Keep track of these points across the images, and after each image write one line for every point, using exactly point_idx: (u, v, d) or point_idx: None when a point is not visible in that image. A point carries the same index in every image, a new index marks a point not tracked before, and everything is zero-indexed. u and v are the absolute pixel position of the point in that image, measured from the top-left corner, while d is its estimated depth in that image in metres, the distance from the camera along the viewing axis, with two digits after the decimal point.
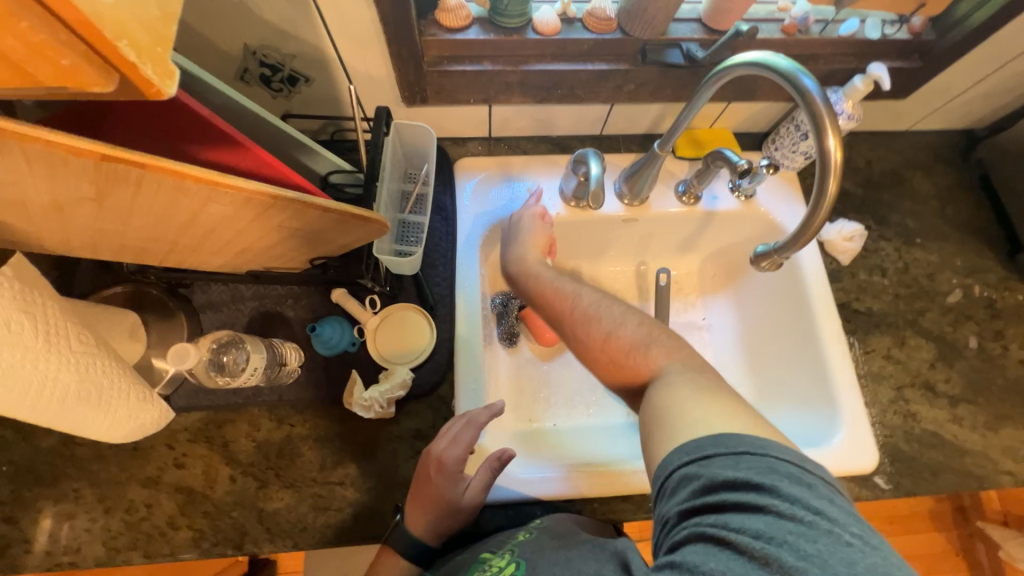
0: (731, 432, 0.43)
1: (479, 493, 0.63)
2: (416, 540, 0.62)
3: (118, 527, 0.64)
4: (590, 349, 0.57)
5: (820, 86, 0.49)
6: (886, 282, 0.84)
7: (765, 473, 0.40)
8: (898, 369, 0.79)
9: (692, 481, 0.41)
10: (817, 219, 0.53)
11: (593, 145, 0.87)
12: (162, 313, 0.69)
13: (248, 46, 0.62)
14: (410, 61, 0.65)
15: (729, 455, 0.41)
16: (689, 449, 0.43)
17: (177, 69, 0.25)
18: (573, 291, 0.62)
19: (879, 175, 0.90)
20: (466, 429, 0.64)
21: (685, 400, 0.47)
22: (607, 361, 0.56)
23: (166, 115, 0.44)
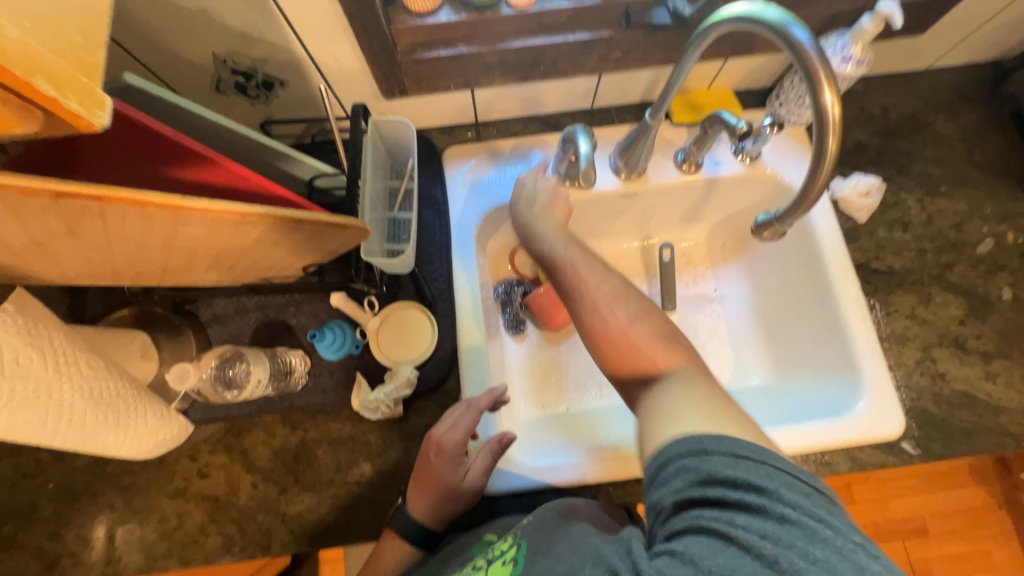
0: (730, 438, 0.42)
1: (479, 476, 0.65)
2: (417, 523, 0.63)
3: (153, 537, 0.67)
4: (611, 333, 0.55)
5: (812, 38, 0.45)
6: (910, 237, 0.78)
7: (768, 477, 0.40)
8: (924, 329, 0.74)
9: (691, 475, 0.41)
10: (816, 184, 0.50)
11: (584, 120, 0.83)
12: (171, 329, 0.71)
13: (217, 55, 0.61)
14: (382, 53, 0.63)
15: (729, 454, 0.41)
16: (688, 443, 0.43)
17: (105, 98, 0.25)
18: (592, 279, 0.58)
19: (897, 122, 0.84)
20: (466, 413, 0.64)
21: (691, 397, 0.47)
22: (623, 347, 0.54)
23: (133, 138, 0.43)
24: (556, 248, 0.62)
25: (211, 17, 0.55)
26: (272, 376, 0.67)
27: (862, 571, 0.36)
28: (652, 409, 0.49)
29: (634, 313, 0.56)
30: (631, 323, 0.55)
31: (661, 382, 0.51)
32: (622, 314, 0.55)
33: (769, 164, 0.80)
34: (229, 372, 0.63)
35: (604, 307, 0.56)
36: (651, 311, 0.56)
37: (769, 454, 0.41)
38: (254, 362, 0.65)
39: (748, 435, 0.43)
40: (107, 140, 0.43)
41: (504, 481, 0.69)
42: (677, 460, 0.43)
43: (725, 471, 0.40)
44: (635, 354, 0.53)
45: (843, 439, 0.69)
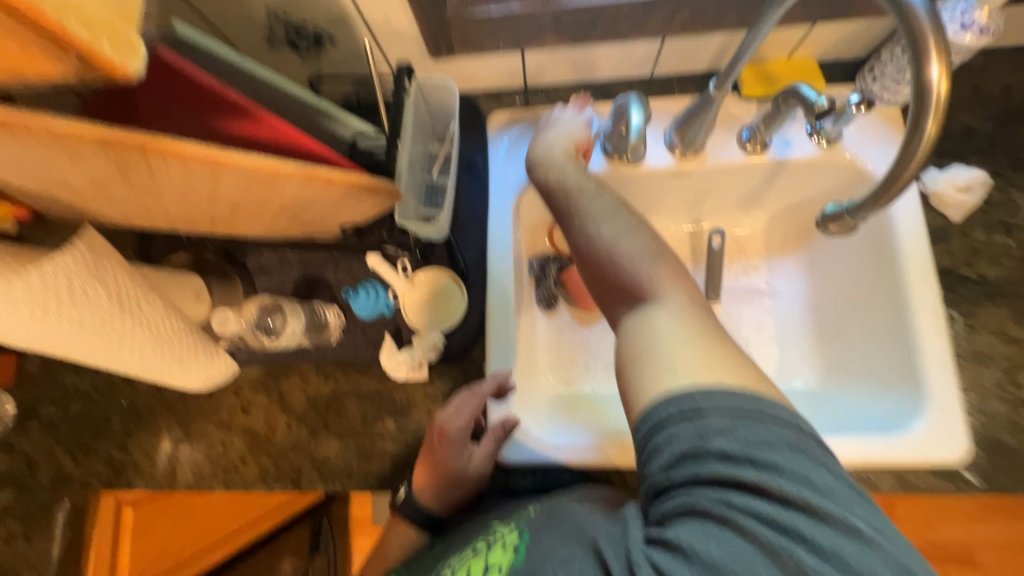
0: (725, 391, 0.40)
1: (485, 461, 0.67)
2: (425, 508, 0.66)
3: (202, 460, 0.74)
4: (591, 256, 0.51)
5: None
6: (1012, 243, 0.67)
7: (764, 447, 0.38)
8: (1013, 350, 0.65)
9: (682, 449, 0.39)
10: (903, 173, 0.45)
11: (641, 89, 0.77)
12: (221, 276, 0.75)
13: (269, 8, 0.61)
14: (430, 7, 0.60)
15: (723, 420, 0.39)
16: (677, 401, 0.41)
17: (138, 46, 0.31)
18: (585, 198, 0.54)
19: (1020, 106, 0.71)
20: (469, 400, 0.67)
21: (679, 346, 0.43)
22: (605, 269, 0.50)
23: (183, 88, 0.45)
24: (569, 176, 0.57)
25: None
26: (311, 330, 0.73)
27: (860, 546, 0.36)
28: (633, 335, 0.45)
29: (630, 229, 0.51)
30: (619, 241, 0.50)
31: (644, 303, 0.47)
32: (611, 228, 0.51)
33: (849, 149, 0.72)
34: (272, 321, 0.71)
35: (599, 223, 0.51)
36: (644, 227, 0.51)
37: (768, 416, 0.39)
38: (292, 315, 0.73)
39: (746, 386, 0.41)
40: (162, 90, 0.45)
41: (522, 453, 0.69)
42: (667, 430, 0.40)
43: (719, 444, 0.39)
44: (620, 273, 0.49)
45: (895, 457, 0.62)
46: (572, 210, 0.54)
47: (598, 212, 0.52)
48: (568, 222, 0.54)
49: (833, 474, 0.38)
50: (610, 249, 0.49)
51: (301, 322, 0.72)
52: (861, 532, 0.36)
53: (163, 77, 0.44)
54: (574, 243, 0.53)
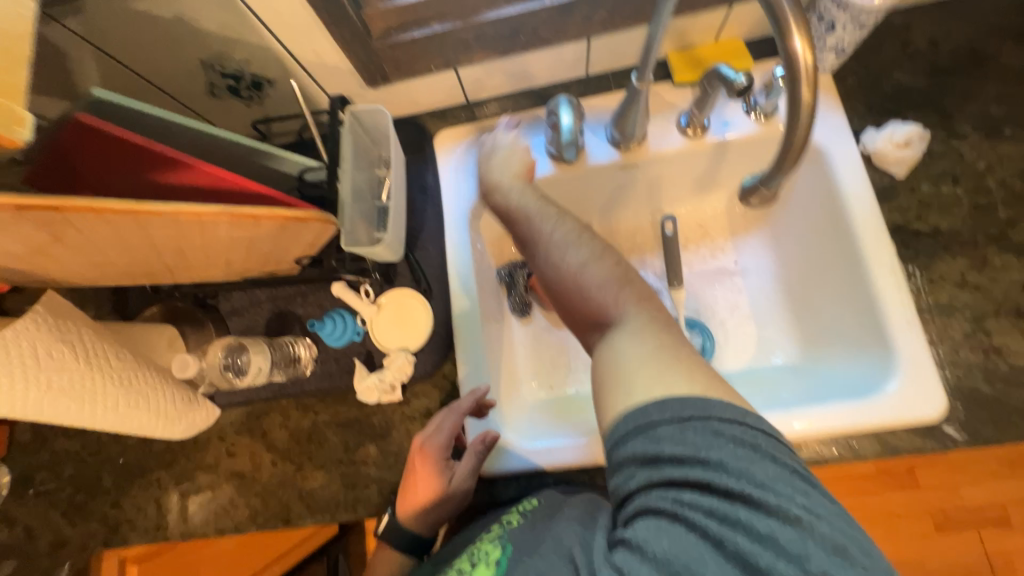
0: (678, 398, 0.41)
1: (467, 478, 0.66)
2: (409, 533, 0.66)
3: (193, 507, 0.75)
4: (559, 281, 0.52)
5: None
6: (961, 192, 0.67)
7: (710, 446, 0.39)
8: (977, 297, 0.64)
9: (639, 457, 0.41)
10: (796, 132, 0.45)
11: (579, 90, 0.79)
12: (195, 323, 0.77)
13: (204, 61, 0.64)
14: (356, 41, 0.63)
15: (675, 424, 0.40)
16: (633, 417, 0.42)
17: (25, 117, 0.32)
18: (547, 224, 0.55)
19: (950, 57, 0.72)
20: (449, 416, 0.67)
21: (648, 359, 0.44)
22: (573, 293, 0.51)
23: (114, 149, 0.46)
24: (522, 200, 0.59)
25: (188, 23, 0.57)
26: (279, 363, 0.73)
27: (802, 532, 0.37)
28: (603, 360, 0.47)
29: (593, 255, 0.52)
30: (584, 266, 0.51)
31: (609, 327, 0.48)
32: (572, 255, 0.52)
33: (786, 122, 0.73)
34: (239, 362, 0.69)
35: (563, 253, 0.52)
36: (607, 250, 0.53)
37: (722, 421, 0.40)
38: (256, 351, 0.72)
39: (695, 389, 0.42)
40: (94, 154, 0.47)
41: (503, 462, 0.69)
42: (625, 444, 0.42)
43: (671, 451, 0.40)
44: (585, 298, 0.50)
45: (873, 423, 0.62)
46: (530, 233, 0.55)
47: (561, 240, 0.53)
48: (529, 244, 0.56)
49: (779, 467, 0.39)
50: (573, 275, 0.51)
51: (268, 359, 0.71)
52: (803, 520, 0.37)
53: (92, 142, 0.45)
54: (539, 272, 0.54)
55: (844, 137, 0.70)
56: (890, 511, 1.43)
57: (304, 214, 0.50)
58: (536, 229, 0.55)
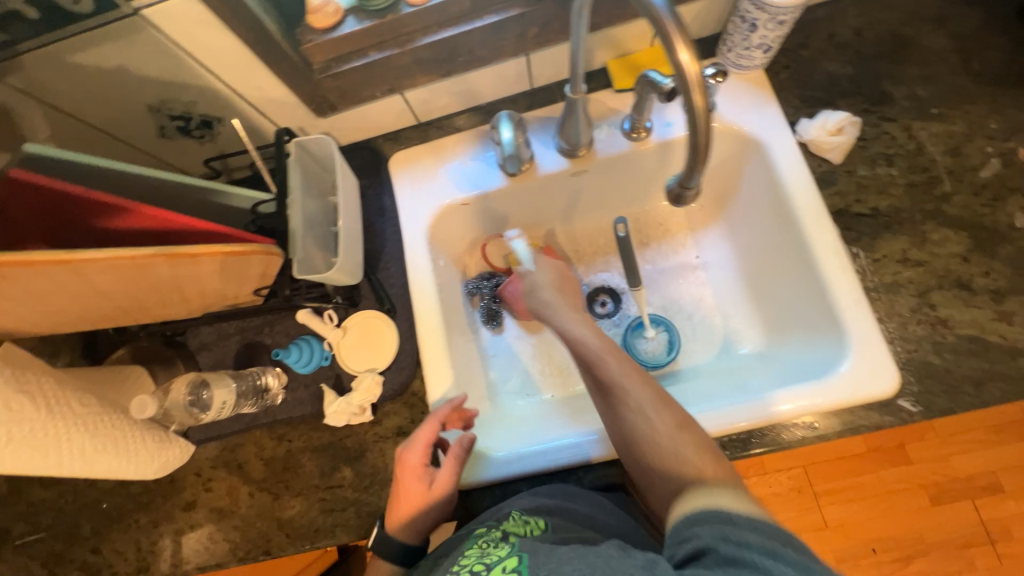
0: (765, 521, 0.42)
1: (449, 482, 0.64)
2: (400, 546, 0.64)
3: (173, 547, 0.75)
4: (645, 454, 0.55)
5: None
6: (895, 171, 0.70)
7: (792, 559, 0.40)
8: (921, 272, 0.66)
9: (718, 532, 0.42)
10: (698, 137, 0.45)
11: (526, 103, 0.81)
12: (164, 362, 0.78)
13: (151, 106, 0.65)
14: (297, 75, 0.64)
15: (759, 529, 0.42)
16: (719, 510, 0.44)
17: None
18: (622, 368, 0.59)
19: (875, 44, 0.75)
20: (426, 422, 0.66)
21: (714, 496, 0.46)
22: (658, 462, 0.54)
23: (54, 201, 0.47)
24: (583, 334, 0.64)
25: (130, 72, 0.59)
26: (246, 395, 0.72)
27: None
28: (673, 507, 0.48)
29: (681, 419, 0.55)
30: (678, 427, 0.55)
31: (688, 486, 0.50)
32: (655, 412, 0.56)
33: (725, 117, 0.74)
34: (201, 397, 0.69)
35: (647, 407, 0.56)
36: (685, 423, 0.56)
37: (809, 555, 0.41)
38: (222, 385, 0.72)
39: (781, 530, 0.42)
40: (34, 208, 0.48)
41: (478, 474, 0.70)
42: (698, 524, 0.43)
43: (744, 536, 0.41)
44: (675, 462, 0.53)
45: (830, 404, 0.63)
46: (598, 379, 0.60)
47: (640, 380, 0.58)
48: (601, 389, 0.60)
49: None
50: (660, 444, 0.54)
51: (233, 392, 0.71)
52: None
53: (32, 196, 0.46)
54: (620, 428, 0.58)
55: (778, 128, 0.73)
56: (886, 490, 1.41)
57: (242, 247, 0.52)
58: (611, 367, 0.59)
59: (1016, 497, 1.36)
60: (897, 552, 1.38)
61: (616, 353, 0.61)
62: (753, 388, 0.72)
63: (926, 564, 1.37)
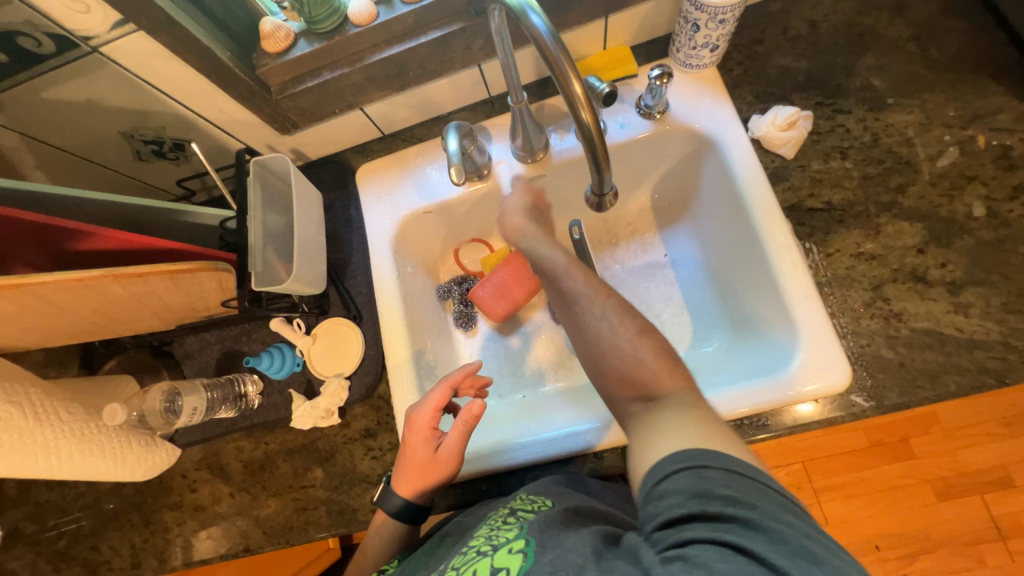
0: (727, 454, 0.44)
1: (454, 447, 0.67)
2: (404, 504, 0.68)
3: (164, 544, 0.80)
4: (610, 361, 0.57)
5: (549, 23, 0.40)
6: (849, 165, 0.69)
7: (758, 495, 0.41)
8: (874, 266, 0.66)
9: (688, 489, 0.42)
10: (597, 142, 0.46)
11: (485, 111, 0.83)
12: (152, 371, 0.83)
13: (124, 133, 0.70)
14: (255, 97, 0.68)
15: (723, 470, 0.42)
16: (681, 457, 0.44)
17: None
18: (592, 288, 0.63)
19: (830, 36, 0.74)
20: (438, 387, 0.69)
21: (677, 425, 0.48)
22: (621, 368, 0.56)
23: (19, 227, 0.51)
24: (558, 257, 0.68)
25: (99, 103, 0.63)
26: (224, 399, 0.77)
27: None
28: (641, 428, 0.50)
29: (642, 330, 0.58)
30: (638, 338, 0.57)
31: (651, 398, 0.53)
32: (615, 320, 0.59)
33: (680, 116, 0.75)
34: (175, 404, 0.73)
35: (609, 318, 0.59)
36: (653, 335, 0.58)
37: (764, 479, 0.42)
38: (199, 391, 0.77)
39: (741, 455, 0.44)
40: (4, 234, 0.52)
41: None
42: (673, 478, 0.43)
43: (711, 488, 0.41)
44: (636, 366, 0.56)
45: (782, 399, 0.63)
46: (575, 293, 0.64)
47: (602, 297, 0.62)
48: (574, 305, 0.63)
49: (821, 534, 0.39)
50: (620, 347, 0.57)
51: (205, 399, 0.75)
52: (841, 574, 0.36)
53: None
54: (585, 334, 0.61)
55: (732, 124, 0.72)
56: (889, 486, 1.37)
57: (186, 267, 0.57)
58: (576, 285, 0.64)
59: None
60: (902, 549, 1.34)
61: (578, 274, 0.65)
62: (714, 380, 0.72)
63: (933, 561, 1.32)
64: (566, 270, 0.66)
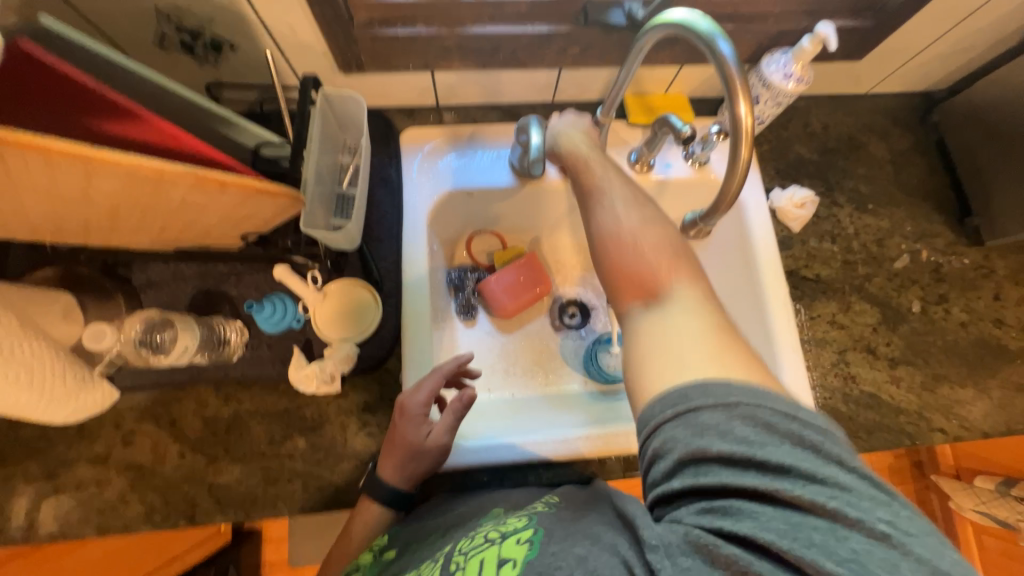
0: (718, 383, 0.42)
1: (443, 435, 0.65)
2: (388, 486, 0.64)
3: (70, 505, 0.65)
4: (607, 248, 0.55)
5: (735, 53, 0.45)
6: (835, 249, 0.84)
7: (755, 441, 0.39)
8: (841, 334, 0.80)
9: (682, 452, 0.40)
10: (731, 183, 0.51)
11: (544, 113, 0.85)
12: (100, 293, 0.68)
13: (159, 10, 0.58)
14: (337, 25, 0.62)
15: (718, 409, 0.41)
16: (672, 401, 0.43)
17: None
18: (612, 182, 0.61)
19: (835, 141, 0.90)
20: (432, 376, 0.66)
21: (677, 342, 0.46)
22: (630, 259, 0.54)
23: (44, 84, 0.40)
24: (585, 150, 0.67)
25: None
26: (207, 343, 0.67)
27: (867, 527, 0.36)
28: (639, 333, 0.49)
29: (661, 237, 0.54)
30: (658, 244, 0.54)
31: (655, 303, 0.50)
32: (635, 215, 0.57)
33: (716, 172, 0.84)
34: (159, 336, 0.63)
35: (618, 207, 0.58)
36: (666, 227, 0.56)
37: (759, 407, 0.40)
38: (184, 328, 0.65)
39: (739, 376, 0.43)
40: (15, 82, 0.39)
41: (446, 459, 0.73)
42: (668, 429, 0.42)
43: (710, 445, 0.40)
44: (634, 255, 0.54)
45: None
46: (587, 187, 0.63)
47: (617, 191, 0.59)
48: (585, 199, 0.62)
49: (845, 473, 0.38)
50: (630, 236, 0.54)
51: (197, 337, 0.65)
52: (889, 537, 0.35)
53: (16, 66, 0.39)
54: (593, 223, 0.58)
55: (758, 192, 0.83)
56: None
57: (262, 187, 0.50)
58: (602, 180, 0.62)
59: None
60: None
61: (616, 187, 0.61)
62: None
63: None
64: (588, 164, 0.65)
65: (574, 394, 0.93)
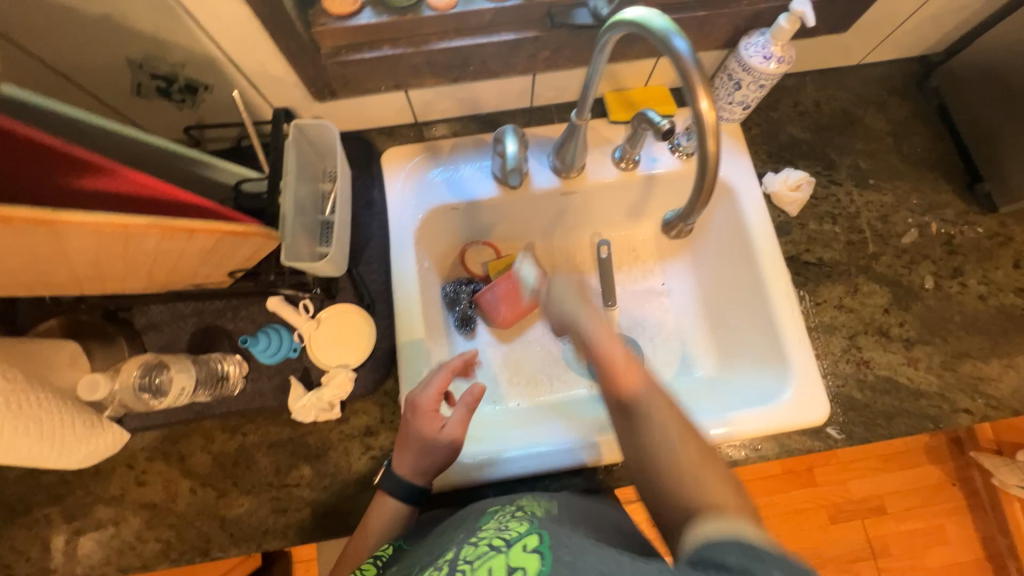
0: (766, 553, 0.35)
1: (457, 430, 0.62)
2: (403, 483, 0.64)
3: (91, 546, 0.67)
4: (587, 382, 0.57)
5: (690, 48, 0.42)
6: (838, 230, 0.80)
7: None
8: (850, 318, 0.77)
9: None
10: (706, 181, 0.48)
11: (524, 120, 0.84)
12: (105, 338, 0.70)
13: (132, 61, 0.60)
14: (304, 56, 0.62)
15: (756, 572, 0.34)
16: (708, 551, 0.37)
17: None
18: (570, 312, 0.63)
19: (829, 117, 0.86)
20: (440, 372, 0.65)
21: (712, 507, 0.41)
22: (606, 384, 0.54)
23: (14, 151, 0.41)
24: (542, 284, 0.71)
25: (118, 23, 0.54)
26: (205, 381, 0.68)
27: None
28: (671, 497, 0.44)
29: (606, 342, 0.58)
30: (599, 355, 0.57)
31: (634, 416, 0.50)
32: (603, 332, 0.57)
33: None
34: (156, 379, 0.64)
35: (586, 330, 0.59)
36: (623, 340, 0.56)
37: None
38: (178, 367, 0.65)
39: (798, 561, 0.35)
40: None
41: (449, 476, 0.73)
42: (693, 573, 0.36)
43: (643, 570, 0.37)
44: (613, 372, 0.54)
45: (779, 424, 0.71)
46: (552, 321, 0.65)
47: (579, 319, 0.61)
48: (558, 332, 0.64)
49: None
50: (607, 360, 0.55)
51: (193, 376, 0.66)
52: None
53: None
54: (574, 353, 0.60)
55: (749, 178, 0.81)
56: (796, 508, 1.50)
57: (234, 228, 0.51)
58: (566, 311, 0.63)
59: (897, 518, 1.49)
60: None
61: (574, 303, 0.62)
62: (712, 407, 0.80)
63: None
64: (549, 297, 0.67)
65: (580, 397, 0.92)
